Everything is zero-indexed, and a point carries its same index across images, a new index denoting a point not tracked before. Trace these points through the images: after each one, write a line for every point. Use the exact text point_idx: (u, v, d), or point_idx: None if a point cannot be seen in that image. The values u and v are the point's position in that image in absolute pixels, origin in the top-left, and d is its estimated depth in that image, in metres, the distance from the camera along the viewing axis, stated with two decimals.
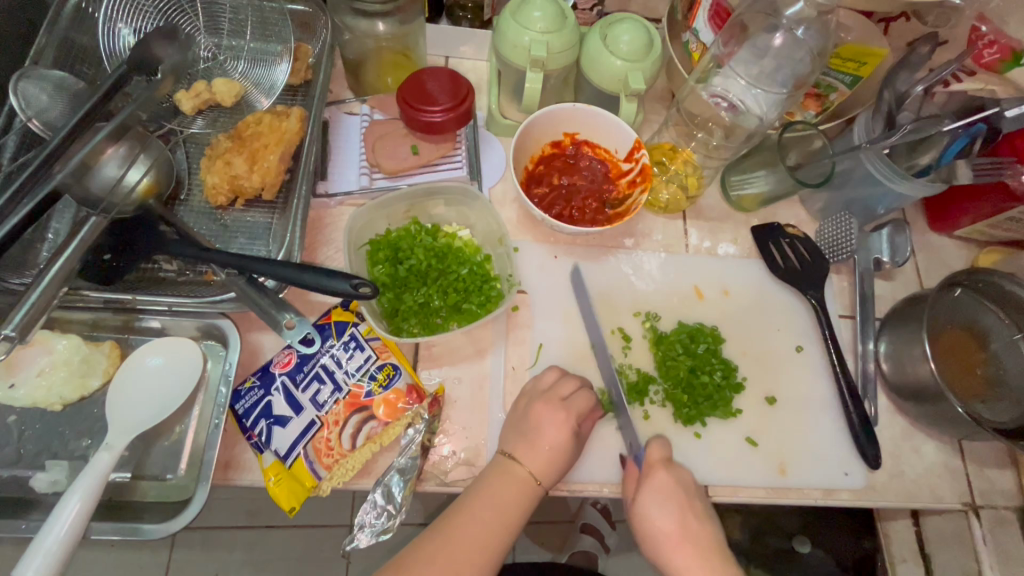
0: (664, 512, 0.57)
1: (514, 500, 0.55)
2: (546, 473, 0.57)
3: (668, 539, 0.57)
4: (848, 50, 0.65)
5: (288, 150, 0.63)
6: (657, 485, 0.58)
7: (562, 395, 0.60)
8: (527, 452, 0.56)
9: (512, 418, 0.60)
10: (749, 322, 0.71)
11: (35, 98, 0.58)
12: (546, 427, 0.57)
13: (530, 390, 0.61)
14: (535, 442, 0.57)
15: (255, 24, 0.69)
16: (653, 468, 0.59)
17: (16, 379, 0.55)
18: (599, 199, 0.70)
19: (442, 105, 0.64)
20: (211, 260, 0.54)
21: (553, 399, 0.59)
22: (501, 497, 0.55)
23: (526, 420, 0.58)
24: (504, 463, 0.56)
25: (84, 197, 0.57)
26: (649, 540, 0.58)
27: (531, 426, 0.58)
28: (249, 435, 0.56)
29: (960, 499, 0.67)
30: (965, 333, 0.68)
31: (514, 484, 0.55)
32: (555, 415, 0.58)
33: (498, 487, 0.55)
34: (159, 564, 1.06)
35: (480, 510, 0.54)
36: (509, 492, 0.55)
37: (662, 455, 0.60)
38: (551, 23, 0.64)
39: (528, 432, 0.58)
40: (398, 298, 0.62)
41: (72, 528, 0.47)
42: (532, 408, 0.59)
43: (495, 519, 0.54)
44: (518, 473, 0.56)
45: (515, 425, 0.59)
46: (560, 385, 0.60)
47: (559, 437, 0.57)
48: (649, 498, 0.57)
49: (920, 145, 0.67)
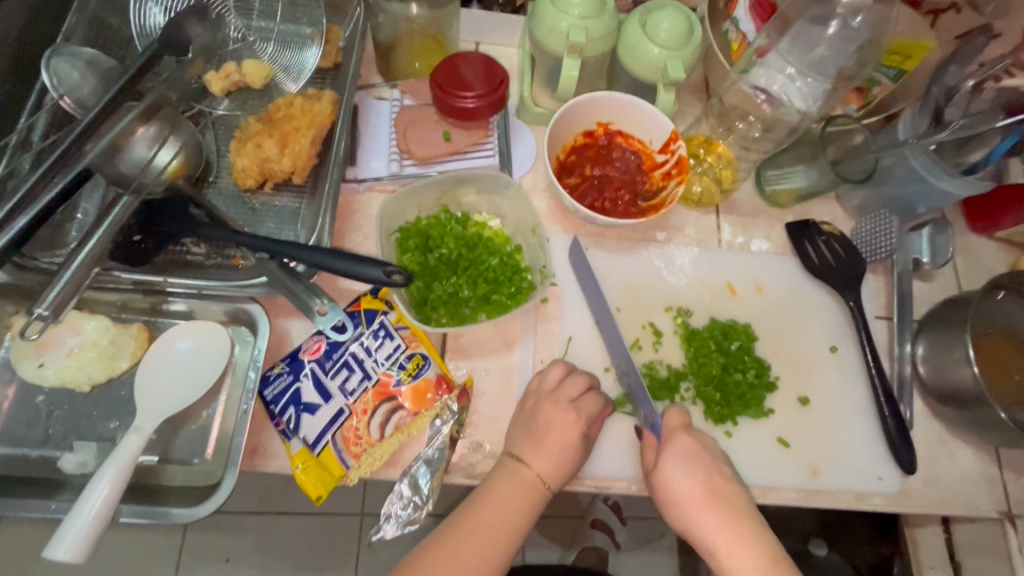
0: (690, 476, 0.56)
1: (520, 504, 0.54)
2: (554, 475, 0.56)
3: (697, 505, 0.55)
4: (898, 44, 0.63)
5: (319, 134, 0.62)
6: (681, 446, 0.56)
7: (570, 395, 0.58)
8: (535, 450, 0.55)
9: (523, 413, 0.58)
10: (783, 320, 0.69)
11: (67, 76, 0.57)
12: (555, 428, 0.56)
13: (535, 390, 0.59)
14: (543, 438, 0.56)
15: (285, 5, 0.68)
16: (672, 433, 0.57)
17: (45, 359, 0.55)
18: (632, 190, 0.69)
19: (476, 91, 0.62)
20: (241, 244, 0.54)
21: (561, 399, 0.58)
22: (505, 501, 0.54)
23: (536, 420, 0.57)
24: (512, 465, 0.55)
25: (116, 176, 0.57)
26: (672, 505, 0.56)
27: (540, 426, 0.56)
28: (277, 422, 0.55)
29: (997, 508, 0.66)
30: (1007, 338, 0.66)
31: (521, 487, 0.54)
32: (564, 415, 0.56)
33: (503, 490, 0.54)
34: (173, 546, 1.06)
35: (486, 515, 0.53)
36: (514, 494, 0.54)
37: (681, 420, 0.58)
38: (590, 8, 0.62)
39: (538, 431, 0.56)
40: (427, 288, 0.61)
41: (101, 511, 0.47)
42: (540, 408, 0.57)
43: (500, 523, 0.53)
44: (525, 476, 0.55)
45: (523, 424, 0.57)
46: (569, 385, 0.59)
47: (568, 437, 0.56)
48: (674, 462, 0.56)
49: (971, 142, 0.64)
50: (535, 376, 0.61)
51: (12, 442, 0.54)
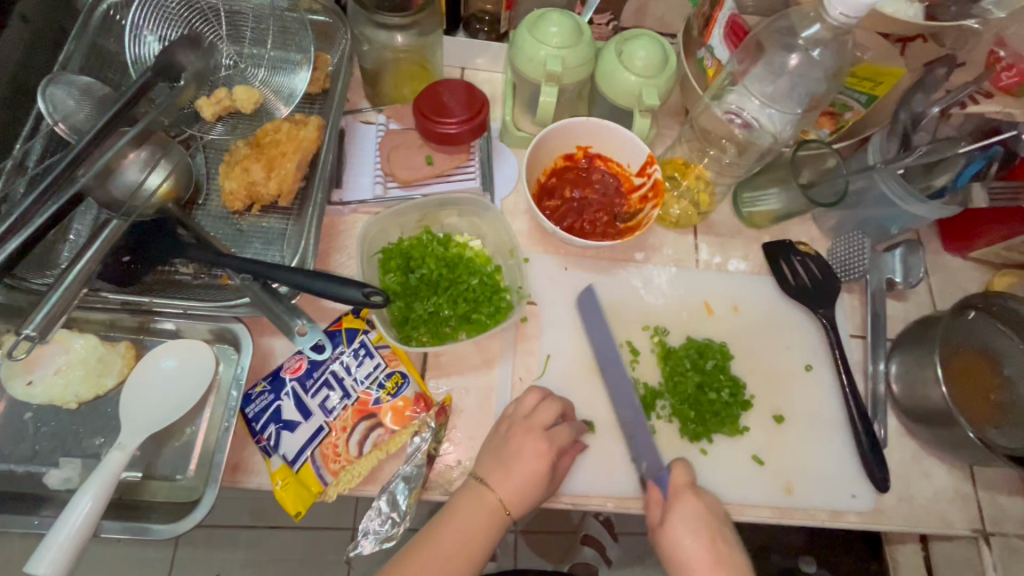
0: (695, 538, 0.58)
1: (480, 527, 0.55)
2: (518, 502, 0.56)
3: (697, 568, 0.57)
4: (865, 70, 0.64)
5: (304, 157, 0.64)
6: (686, 507, 0.59)
7: (543, 424, 0.59)
8: (500, 479, 0.56)
9: (495, 437, 0.59)
10: (758, 339, 0.71)
11: (62, 103, 0.59)
12: (525, 454, 0.56)
13: (506, 414, 0.60)
14: (511, 465, 0.56)
15: (276, 33, 0.70)
16: (678, 493, 0.60)
17: (34, 376, 0.56)
18: (610, 212, 0.70)
19: (457, 117, 0.64)
20: (226, 265, 0.55)
21: (535, 426, 0.58)
22: (465, 526, 0.54)
23: (507, 447, 0.57)
24: (476, 488, 0.56)
25: (107, 201, 0.59)
26: (673, 561, 0.59)
27: (511, 452, 0.57)
28: (258, 439, 0.56)
29: (971, 526, 0.66)
30: (979, 357, 0.67)
31: (482, 511, 0.55)
32: (536, 442, 0.57)
33: (465, 514, 0.55)
34: (165, 560, 1.07)
35: (448, 539, 0.54)
36: (476, 518, 0.55)
37: (686, 478, 0.60)
38: (567, 37, 0.64)
39: (506, 457, 0.57)
40: (408, 307, 0.63)
41: (84, 525, 0.48)
42: (512, 433, 0.58)
43: (459, 548, 0.54)
44: (489, 499, 0.56)
45: (494, 450, 0.58)
46: (540, 411, 0.59)
47: (535, 467, 0.56)
48: (679, 525, 0.58)
49: (937, 166, 0.67)
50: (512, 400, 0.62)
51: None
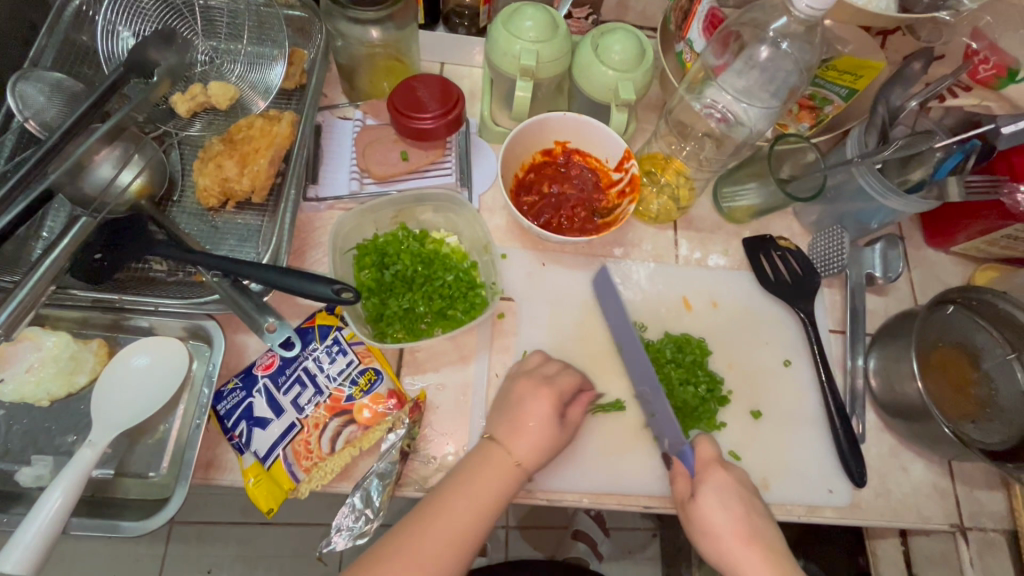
0: (727, 511, 0.56)
1: (492, 485, 0.54)
2: (530, 458, 0.56)
3: (730, 540, 0.55)
4: (844, 62, 0.63)
5: (278, 154, 0.64)
6: (718, 480, 0.57)
7: (547, 373, 0.61)
8: (510, 434, 0.56)
9: (500, 399, 0.60)
10: (737, 334, 0.71)
11: (33, 100, 0.59)
12: (527, 402, 0.58)
13: (516, 370, 0.62)
14: (519, 418, 0.57)
15: (252, 28, 0.70)
16: (707, 466, 0.58)
17: (5, 374, 0.56)
18: (589, 207, 0.70)
19: (432, 112, 0.64)
20: (196, 263, 0.55)
21: (537, 376, 0.61)
22: (479, 483, 0.54)
23: (510, 400, 0.59)
24: (487, 446, 0.56)
25: (79, 198, 0.58)
26: (705, 536, 0.57)
27: (514, 403, 0.59)
28: (230, 436, 0.56)
29: (948, 520, 0.66)
30: (958, 351, 0.67)
31: (495, 469, 0.54)
32: (541, 395, 0.58)
33: (478, 471, 0.54)
34: (154, 556, 1.07)
35: (459, 495, 0.53)
36: (489, 475, 0.54)
37: (712, 452, 0.59)
38: (542, 31, 0.64)
39: (512, 412, 0.58)
40: (382, 303, 0.62)
41: (52, 523, 0.48)
42: (516, 385, 0.60)
43: (470, 507, 0.53)
44: (499, 456, 0.55)
45: (499, 406, 0.59)
46: (546, 366, 0.62)
47: (542, 413, 0.57)
48: (709, 497, 0.57)
49: (913, 160, 0.67)
50: (513, 368, 0.63)
51: None
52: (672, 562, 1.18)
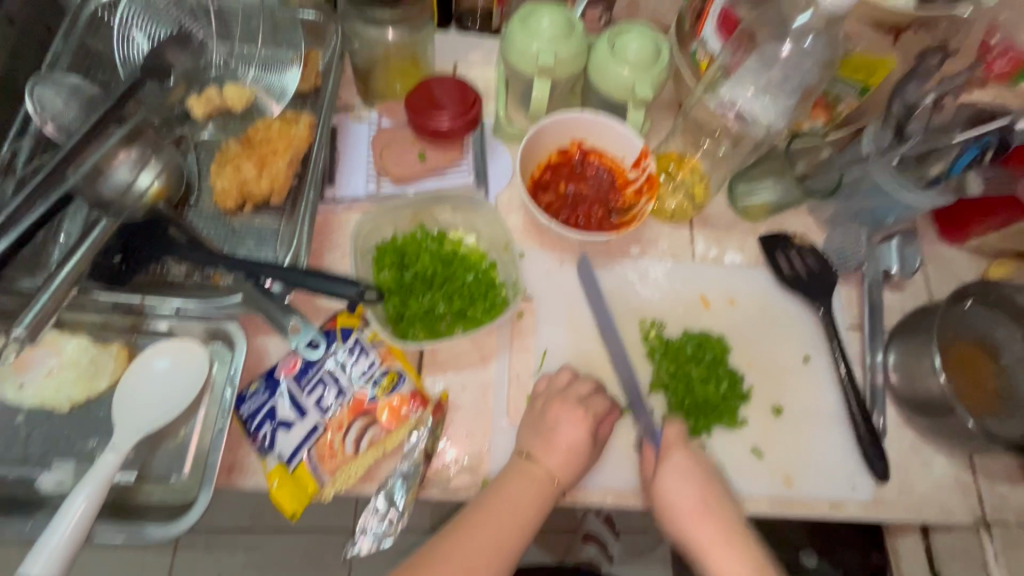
0: (687, 487, 0.58)
1: (532, 499, 0.55)
2: (564, 471, 0.57)
3: (690, 516, 0.58)
4: (857, 59, 0.64)
5: (297, 155, 0.64)
6: (678, 461, 0.59)
7: (579, 395, 0.60)
8: (544, 449, 0.57)
9: (533, 414, 0.60)
10: (755, 330, 0.71)
11: (51, 104, 0.59)
12: (564, 425, 0.58)
13: (546, 390, 0.61)
14: (553, 438, 0.57)
15: (267, 31, 0.70)
16: (671, 448, 0.60)
17: (24, 379, 0.56)
18: (605, 206, 0.70)
19: (451, 112, 0.64)
20: (219, 263, 0.56)
21: (570, 397, 0.60)
22: (517, 499, 0.55)
23: (545, 418, 0.59)
24: (522, 464, 0.57)
25: (96, 200, 0.56)
26: (671, 515, 0.59)
27: (549, 424, 0.59)
28: (253, 439, 0.56)
29: (971, 515, 0.66)
30: (975, 346, 0.67)
31: (533, 484, 0.56)
32: (573, 414, 0.58)
33: (516, 487, 0.56)
34: (162, 564, 1.06)
35: (497, 510, 0.55)
36: (526, 490, 0.56)
37: (680, 433, 0.61)
38: (559, 32, 0.64)
39: (546, 429, 0.58)
40: (403, 304, 0.62)
41: (77, 528, 0.48)
42: (550, 406, 0.60)
43: (511, 520, 0.55)
44: (535, 472, 0.56)
45: (532, 425, 0.59)
46: (577, 385, 0.61)
47: (576, 435, 0.58)
48: (672, 478, 0.58)
49: (931, 155, 0.66)
50: (541, 379, 0.63)
51: None
52: (683, 564, 1.17)
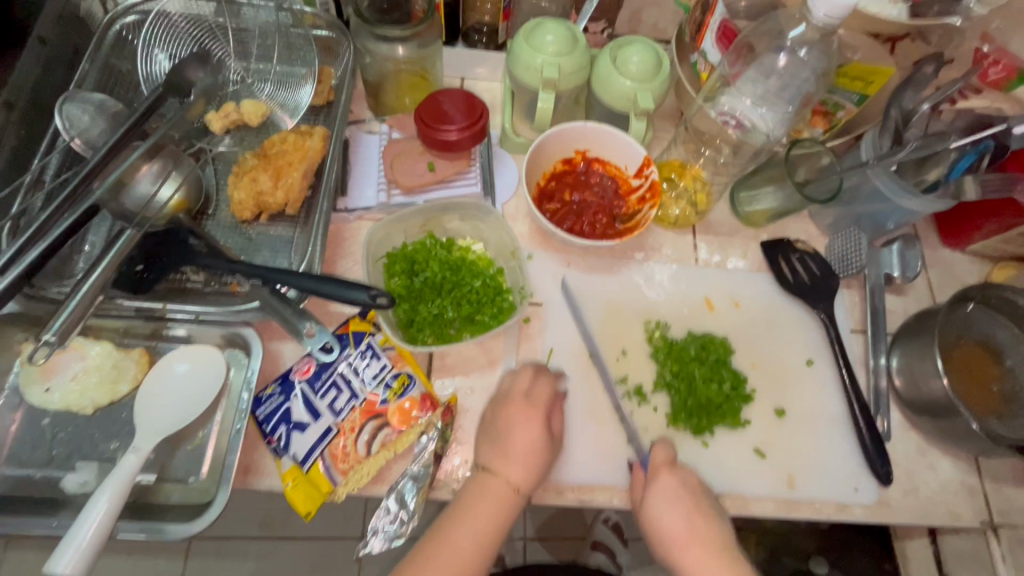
0: (674, 516, 0.57)
1: (494, 515, 0.55)
2: (526, 480, 0.57)
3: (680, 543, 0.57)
4: (854, 69, 0.65)
5: (310, 167, 0.66)
6: (664, 486, 0.59)
7: (525, 390, 0.60)
8: (501, 460, 0.56)
9: (484, 423, 0.60)
10: (760, 333, 0.72)
11: (79, 120, 0.62)
12: (517, 425, 0.57)
13: (498, 394, 0.61)
14: (506, 443, 0.57)
15: (282, 49, 0.73)
16: (657, 472, 0.60)
17: (51, 383, 0.58)
18: (609, 214, 0.72)
19: (458, 124, 0.66)
20: (236, 271, 0.57)
21: (519, 396, 0.60)
22: (479, 513, 0.55)
23: (498, 423, 0.59)
24: (482, 477, 0.56)
25: (120, 212, 0.60)
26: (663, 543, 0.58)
27: (502, 428, 0.58)
28: (269, 440, 0.57)
29: (979, 517, 0.66)
30: (978, 348, 0.68)
31: (494, 500, 0.55)
32: (524, 416, 0.58)
33: (478, 503, 0.55)
34: (175, 571, 1.07)
35: (458, 534, 0.55)
36: (489, 506, 0.55)
37: (665, 456, 0.61)
38: (563, 46, 0.66)
39: (498, 438, 0.58)
40: (413, 309, 0.64)
41: (101, 526, 0.49)
42: (501, 411, 0.59)
43: (472, 541, 0.55)
44: (495, 485, 0.56)
45: (487, 432, 0.59)
46: (520, 382, 0.61)
47: (532, 434, 0.57)
48: (660, 503, 0.58)
49: (928, 162, 0.68)
50: (506, 375, 0.63)
51: (18, 463, 0.56)
52: None
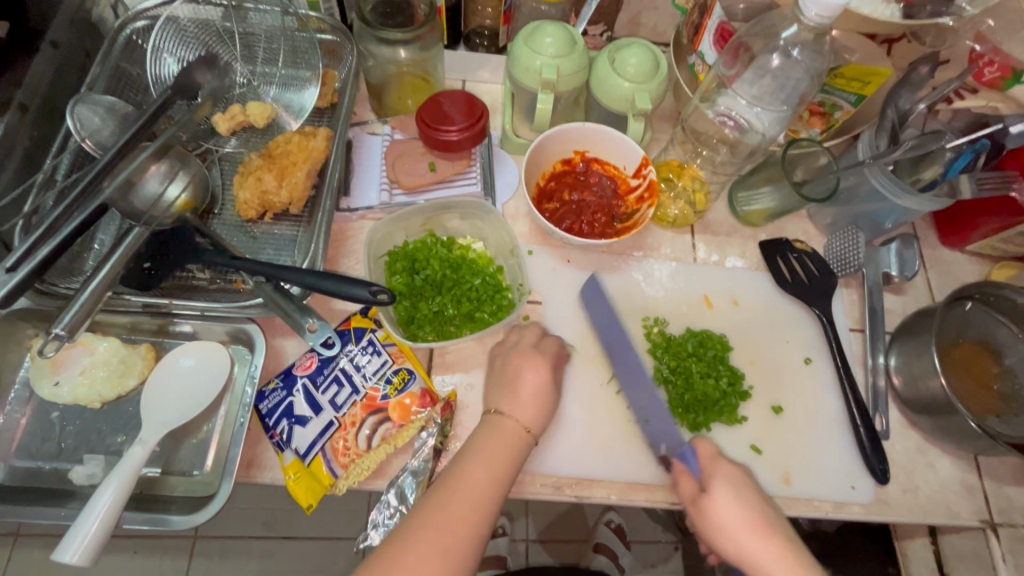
0: (739, 501, 0.56)
1: (506, 452, 0.54)
2: (535, 421, 0.57)
3: (741, 531, 0.55)
4: (852, 70, 0.66)
5: (314, 167, 0.67)
6: (727, 472, 0.58)
7: (531, 343, 0.62)
8: (511, 402, 0.57)
9: (494, 372, 0.61)
10: (758, 331, 0.72)
11: (89, 121, 0.63)
12: (526, 372, 0.59)
13: (500, 349, 0.63)
14: (517, 389, 0.58)
15: (287, 52, 0.75)
16: (712, 462, 0.59)
17: (60, 377, 0.59)
18: (608, 213, 0.73)
19: (458, 125, 0.68)
20: (240, 268, 0.58)
21: (525, 348, 0.62)
22: (492, 450, 0.54)
23: (506, 371, 0.60)
24: (494, 419, 0.57)
25: (128, 211, 0.61)
26: (718, 532, 0.56)
27: (512, 375, 0.59)
28: (272, 434, 0.58)
29: (978, 516, 0.66)
30: (977, 346, 0.68)
31: (507, 438, 0.55)
32: (533, 362, 0.60)
33: (491, 442, 0.54)
34: (179, 570, 1.08)
35: (472, 468, 0.52)
36: (501, 444, 0.54)
37: (712, 449, 0.60)
38: (562, 48, 0.67)
39: (511, 381, 0.59)
40: (414, 306, 0.65)
41: (108, 517, 0.50)
42: (510, 359, 0.61)
43: (485, 476, 0.52)
44: (507, 425, 0.56)
45: (495, 383, 0.60)
46: (526, 337, 0.63)
47: (537, 378, 0.59)
48: (722, 490, 0.56)
49: (924, 160, 0.68)
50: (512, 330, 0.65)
51: (27, 455, 0.58)
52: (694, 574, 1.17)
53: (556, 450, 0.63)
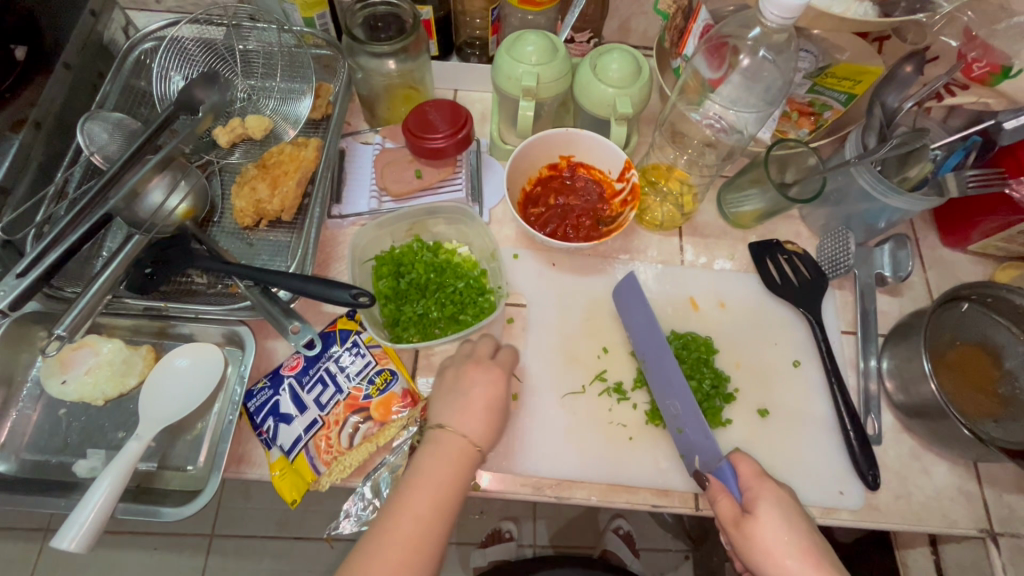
0: (789, 527, 0.53)
1: (449, 471, 0.54)
2: (483, 436, 0.57)
3: (791, 557, 0.52)
4: (842, 69, 0.66)
5: (304, 176, 0.70)
6: (773, 493, 0.55)
7: (488, 356, 0.62)
8: (461, 418, 0.56)
9: (444, 382, 0.60)
10: (744, 333, 0.72)
11: (98, 137, 0.68)
12: (477, 387, 0.58)
13: (478, 357, 0.62)
14: (470, 404, 0.57)
15: (284, 67, 0.78)
16: (756, 482, 0.56)
17: (67, 376, 0.63)
18: (594, 216, 0.74)
19: (442, 132, 0.70)
20: (232, 273, 0.61)
21: (482, 361, 0.61)
22: (434, 471, 0.53)
23: (459, 385, 0.59)
24: (440, 434, 0.56)
25: (132, 219, 0.66)
26: (765, 557, 0.53)
27: (462, 387, 0.59)
28: (259, 431, 0.61)
29: (977, 525, 0.64)
30: (973, 349, 0.66)
31: (450, 455, 0.54)
32: (490, 377, 0.59)
33: (434, 462, 0.54)
34: (196, 567, 1.12)
35: (416, 495, 0.52)
36: (445, 463, 0.54)
37: (751, 468, 0.57)
38: (543, 56, 0.69)
39: (459, 396, 0.58)
40: (398, 309, 0.67)
41: (101, 509, 0.53)
42: (465, 372, 0.60)
43: (427, 502, 0.52)
44: (451, 442, 0.55)
45: (445, 393, 0.59)
46: (487, 350, 0.63)
47: (490, 395, 0.58)
48: (769, 514, 0.54)
49: (911, 158, 0.67)
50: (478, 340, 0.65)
51: (36, 449, 0.62)
52: None
53: (538, 450, 0.64)
